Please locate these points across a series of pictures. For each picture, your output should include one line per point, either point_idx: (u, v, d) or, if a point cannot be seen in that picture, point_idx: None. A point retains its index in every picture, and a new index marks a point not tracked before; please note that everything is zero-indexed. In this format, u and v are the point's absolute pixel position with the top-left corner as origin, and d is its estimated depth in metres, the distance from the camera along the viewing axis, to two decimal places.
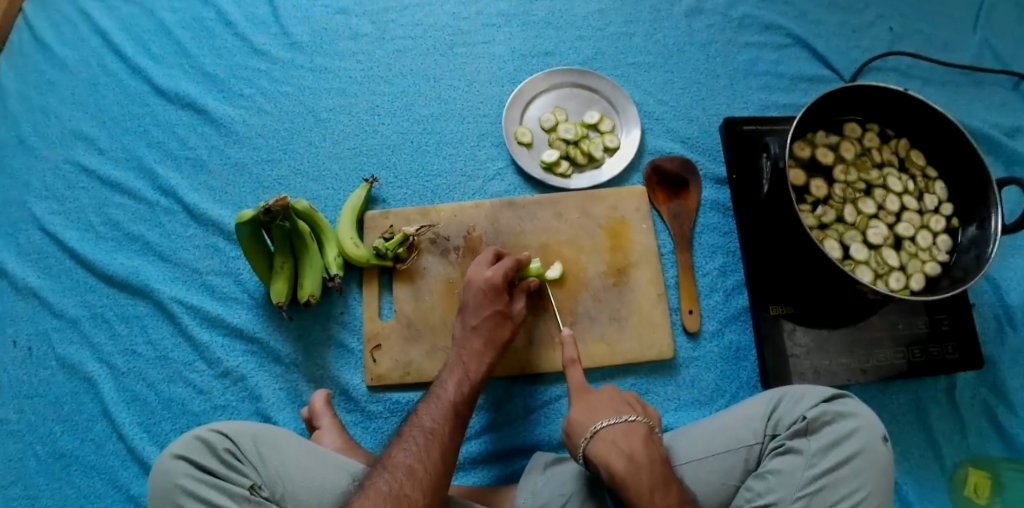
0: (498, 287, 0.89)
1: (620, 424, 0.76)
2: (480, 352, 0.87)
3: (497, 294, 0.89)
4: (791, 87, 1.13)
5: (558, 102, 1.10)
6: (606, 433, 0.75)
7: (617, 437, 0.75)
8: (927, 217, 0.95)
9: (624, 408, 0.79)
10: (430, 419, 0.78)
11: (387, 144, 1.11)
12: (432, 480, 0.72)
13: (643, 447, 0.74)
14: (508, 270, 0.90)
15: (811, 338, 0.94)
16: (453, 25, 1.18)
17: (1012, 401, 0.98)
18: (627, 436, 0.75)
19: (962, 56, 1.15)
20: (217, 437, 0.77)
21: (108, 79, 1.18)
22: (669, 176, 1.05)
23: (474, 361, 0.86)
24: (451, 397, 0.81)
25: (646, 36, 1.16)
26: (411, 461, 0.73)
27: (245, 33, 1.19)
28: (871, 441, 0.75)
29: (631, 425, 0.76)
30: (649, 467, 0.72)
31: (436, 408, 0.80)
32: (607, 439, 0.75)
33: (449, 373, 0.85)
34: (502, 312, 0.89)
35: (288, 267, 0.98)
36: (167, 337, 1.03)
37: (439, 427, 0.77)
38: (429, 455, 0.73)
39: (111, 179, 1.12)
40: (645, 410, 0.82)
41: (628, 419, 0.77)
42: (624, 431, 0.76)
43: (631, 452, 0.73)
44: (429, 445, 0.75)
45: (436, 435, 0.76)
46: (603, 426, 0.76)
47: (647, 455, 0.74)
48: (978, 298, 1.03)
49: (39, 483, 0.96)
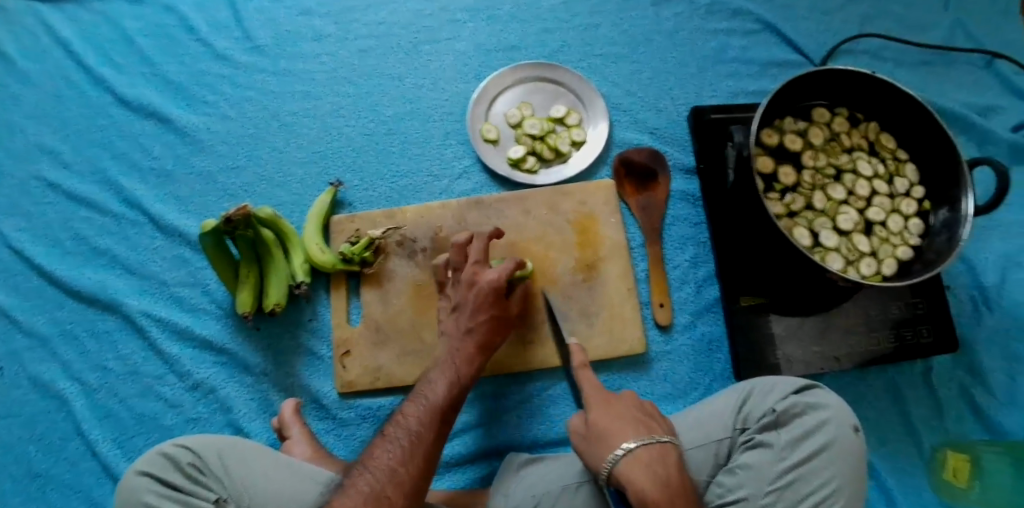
0: (495, 291, 0.85)
1: (653, 444, 0.68)
2: (471, 354, 0.83)
3: (495, 299, 0.86)
4: (760, 73, 1.11)
5: (524, 97, 1.09)
6: (640, 454, 0.67)
7: (652, 460, 0.67)
8: (898, 201, 0.94)
9: (648, 426, 0.71)
10: (415, 419, 0.75)
11: (352, 146, 1.09)
12: (415, 485, 0.69)
13: (675, 471, 0.67)
14: (510, 270, 0.88)
15: (782, 327, 0.93)
16: (417, 22, 1.16)
17: (989, 382, 0.98)
18: (661, 461, 0.67)
19: (933, 36, 1.14)
20: (181, 452, 0.75)
21: (71, 91, 1.16)
22: (637, 169, 1.04)
23: (465, 363, 0.82)
24: (439, 398, 0.77)
25: (612, 27, 1.14)
26: (393, 464, 0.70)
27: (207, 38, 1.17)
28: (842, 431, 0.73)
29: (664, 447, 0.69)
30: (683, 495, 0.65)
31: (422, 408, 0.76)
32: (640, 461, 0.67)
33: (436, 372, 0.81)
34: (497, 316, 0.86)
35: (253, 276, 0.96)
36: (137, 352, 1.02)
37: (426, 428, 0.74)
38: (414, 457, 0.71)
39: (77, 193, 1.10)
40: (665, 423, 0.74)
41: (660, 440, 0.69)
42: (658, 453, 0.68)
43: (667, 477, 0.66)
44: (415, 448, 0.72)
45: (421, 436, 0.73)
46: (636, 447, 0.68)
47: (679, 481, 0.66)
48: (953, 280, 1.02)
49: (14, 504, 0.95)
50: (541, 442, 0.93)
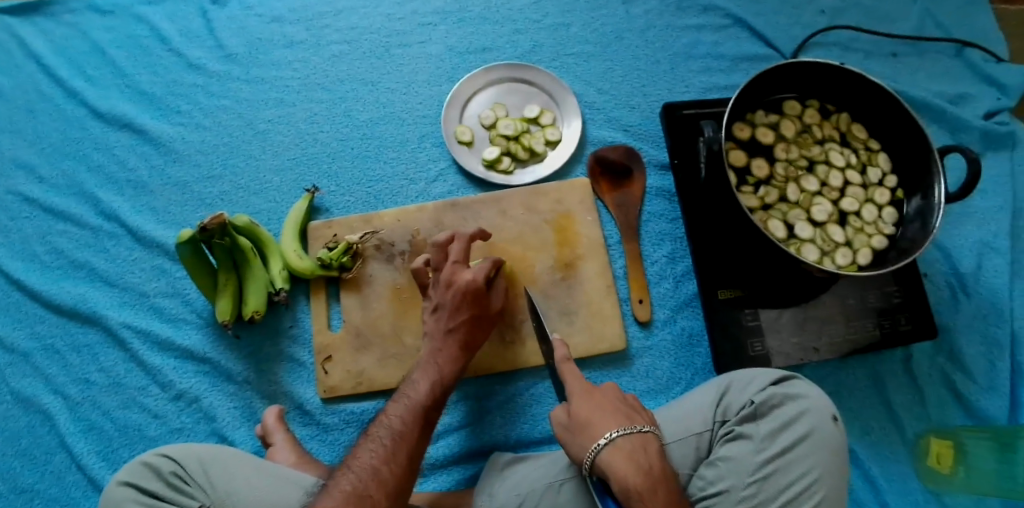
0: (479, 288, 0.86)
1: (634, 433, 0.69)
2: (452, 352, 0.85)
3: (475, 298, 0.86)
4: (732, 68, 1.12)
5: (498, 99, 1.09)
6: (621, 443, 0.68)
7: (634, 449, 0.67)
8: (872, 191, 0.94)
9: (631, 416, 0.72)
10: (396, 418, 0.76)
11: (327, 152, 1.09)
12: (397, 482, 0.70)
13: (657, 460, 0.68)
14: (487, 270, 0.88)
15: (761, 319, 0.93)
16: (389, 26, 1.16)
17: (970, 367, 0.98)
18: (643, 449, 0.68)
19: (902, 26, 1.14)
20: (163, 461, 0.75)
21: (45, 104, 1.16)
22: (613, 166, 1.04)
23: (447, 363, 0.84)
24: (421, 397, 0.79)
25: (584, 26, 1.15)
26: (375, 463, 0.71)
27: (180, 48, 1.17)
28: (820, 422, 0.73)
29: (645, 436, 0.69)
30: (664, 483, 0.66)
31: (404, 408, 0.78)
32: (622, 451, 0.67)
33: (419, 373, 0.83)
34: (476, 314, 0.87)
35: (232, 284, 0.96)
36: (118, 363, 1.01)
37: (408, 427, 0.75)
38: (396, 455, 0.72)
39: (53, 207, 1.10)
40: (647, 415, 0.74)
41: (642, 429, 0.70)
42: (639, 441, 0.68)
43: (648, 465, 0.66)
44: (397, 446, 0.73)
45: (403, 435, 0.74)
46: (618, 436, 0.68)
47: (661, 469, 0.67)
48: (929, 267, 1.03)
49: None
50: (526, 441, 0.93)
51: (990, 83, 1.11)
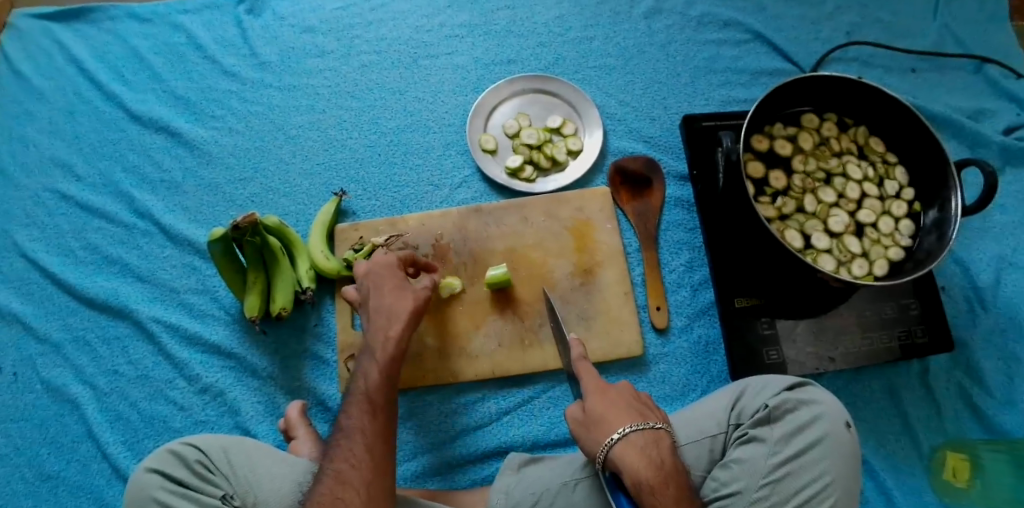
0: (393, 264, 0.89)
1: (648, 429, 0.71)
2: (384, 329, 0.82)
3: (391, 269, 0.88)
4: (751, 82, 1.14)
5: (522, 109, 1.12)
6: (635, 438, 0.70)
7: (648, 445, 0.70)
8: (889, 203, 0.95)
9: (646, 414, 0.73)
10: (347, 418, 0.75)
11: (355, 157, 1.13)
12: (364, 477, 0.70)
13: (669, 456, 0.70)
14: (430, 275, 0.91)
15: (777, 328, 0.95)
16: (417, 38, 1.20)
17: (987, 382, 0.98)
18: (656, 444, 0.70)
19: (923, 42, 1.16)
20: (190, 450, 0.77)
21: (84, 107, 1.22)
22: (633, 176, 1.07)
23: (380, 344, 0.81)
24: (364, 389, 0.77)
25: (606, 39, 1.18)
26: (342, 468, 0.71)
27: (215, 55, 1.23)
28: (834, 427, 0.74)
29: (658, 433, 0.71)
30: (675, 478, 0.68)
31: (353, 404, 0.77)
32: (634, 446, 0.69)
33: (361, 363, 0.81)
34: (396, 284, 0.87)
35: (260, 282, 0.99)
36: (147, 357, 1.05)
37: (359, 423, 0.74)
38: (355, 453, 0.72)
39: (90, 205, 1.15)
40: (660, 413, 0.76)
41: (656, 426, 0.72)
42: (653, 438, 0.71)
43: (660, 460, 0.69)
44: (352, 443, 0.73)
45: (359, 432, 0.74)
46: (633, 431, 0.70)
47: (671, 464, 0.69)
48: (948, 281, 1.03)
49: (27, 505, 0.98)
50: (542, 442, 0.94)
51: (1011, 99, 1.12)
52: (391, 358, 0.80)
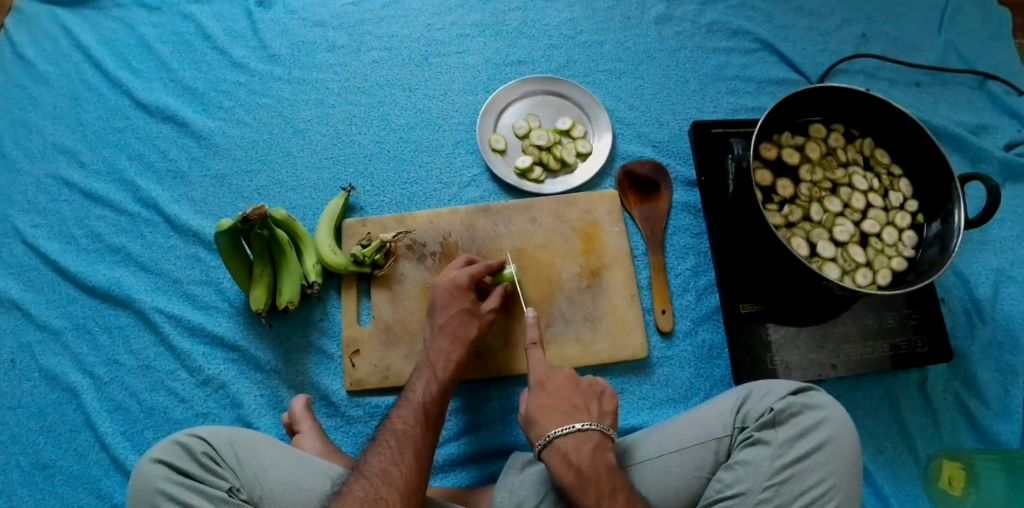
0: (464, 286, 0.91)
1: (572, 432, 0.75)
2: (447, 351, 0.87)
3: (460, 293, 0.91)
4: (758, 91, 1.16)
5: (531, 110, 1.13)
6: (560, 443, 0.75)
7: (569, 449, 0.75)
8: (893, 214, 0.97)
9: (576, 415, 0.78)
10: (399, 422, 0.79)
11: (364, 153, 1.13)
12: (408, 480, 0.73)
13: (590, 457, 0.75)
14: (477, 272, 0.92)
15: (781, 335, 0.96)
16: (429, 36, 1.21)
17: (983, 393, 1.00)
18: (578, 448, 0.75)
19: (928, 57, 1.18)
20: (196, 441, 0.76)
21: (89, 93, 1.21)
22: (641, 180, 1.08)
23: (440, 359, 0.87)
24: (421, 398, 0.81)
25: (616, 43, 1.19)
26: (385, 466, 0.73)
27: (224, 46, 1.22)
28: (838, 432, 0.75)
29: (583, 434, 0.76)
30: (595, 480, 0.73)
31: (406, 410, 0.80)
32: (558, 450, 0.75)
33: (418, 375, 0.86)
34: (466, 310, 0.90)
35: (267, 274, 0.99)
36: (149, 347, 1.04)
37: (411, 428, 0.78)
38: (403, 456, 0.74)
39: (93, 192, 1.14)
40: (599, 407, 0.80)
41: (581, 428, 0.76)
42: (576, 441, 0.75)
43: (579, 464, 0.74)
44: (402, 446, 0.76)
45: (409, 438, 0.77)
46: (559, 436, 0.75)
47: (594, 466, 0.74)
48: (947, 292, 1.05)
49: (22, 494, 0.97)
50: None
51: (1012, 116, 1.14)
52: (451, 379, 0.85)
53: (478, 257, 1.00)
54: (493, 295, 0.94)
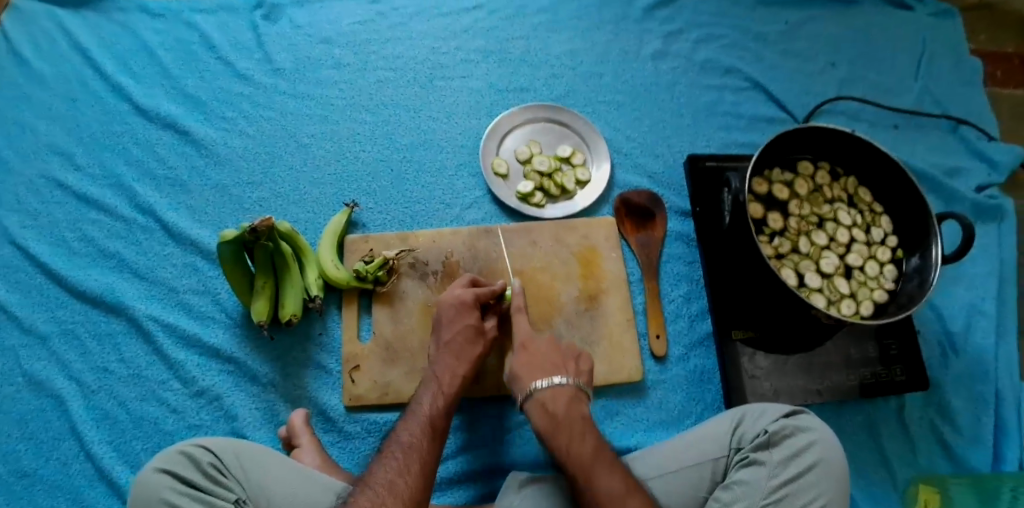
0: (468, 303, 0.94)
1: (551, 386, 0.85)
2: (453, 367, 0.89)
3: (466, 309, 0.94)
4: (748, 127, 1.21)
5: (533, 136, 1.17)
6: (540, 396, 0.84)
7: (547, 400, 0.84)
8: (874, 249, 1.03)
9: (556, 370, 0.87)
10: (406, 434, 0.80)
11: (367, 170, 1.15)
12: (414, 493, 0.73)
13: (565, 406, 0.83)
14: (480, 293, 0.95)
15: (770, 361, 1.00)
16: (434, 59, 1.24)
17: (957, 421, 1.05)
18: (555, 397, 0.84)
19: (905, 102, 1.25)
20: (201, 452, 0.76)
21: (88, 96, 1.21)
22: (637, 208, 1.12)
23: (447, 374, 0.88)
24: (427, 411, 0.83)
25: (615, 76, 1.24)
26: (391, 477, 0.74)
27: (229, 57, 1.24)
28: (828, 454, 0.79)
29: (560, 388, 0.85)
30: (567, 424, 0.81)
31: (413, 422, 0.81)
32: (537, 400, 0.84)
33: (425, 390, 0.87)
34: (472, 326, 0.93)
35: (269, 286, 0.99)
36: (140, 355, 1.02)
37: (417, 440, 0.79)
38: (409, 468, 0.75)
39: (88, 196, 1.13)
40: (576, 366, 0.89)
41: (559, 381, 0.85)
42: (554, 393, 0.84)
43: (555, 412, 0.82)
44: (408, 457, 0.77)
45: (415, 449, 0.78)
46: (539, 388, 0.85)
47: (568, 413, 0.82)
48: (923, 324, 1.10)
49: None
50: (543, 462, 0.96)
51: (983, 160, 1.21)
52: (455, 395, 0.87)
53: (482, 278, 1.02)
54: (493, 313, 0.97)
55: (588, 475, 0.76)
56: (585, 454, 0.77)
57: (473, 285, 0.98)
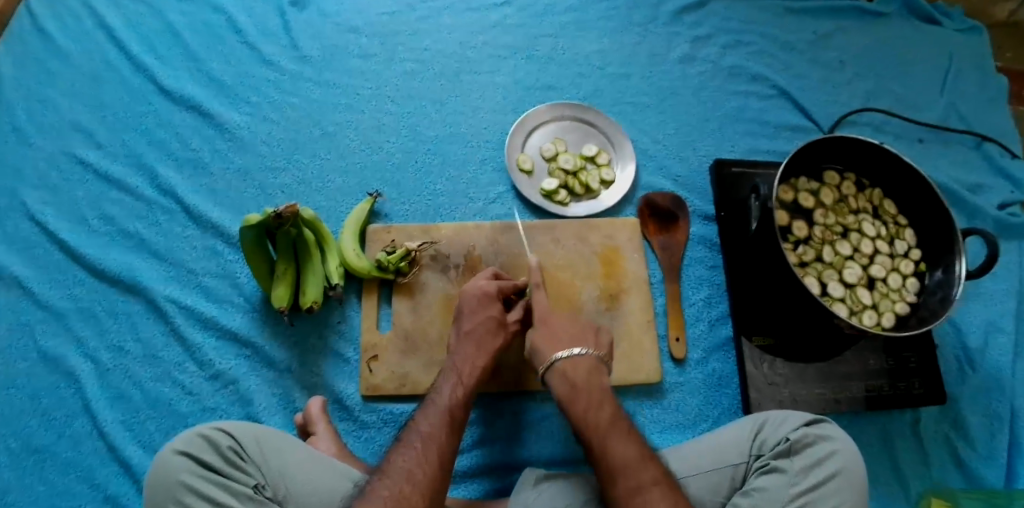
0: (491, 295, 0.94)
1: (571, 356, 0.84)
2: (474, 357, 0.89)
3: (489, 301, 0.93)
4: (774, 134, 1.21)
5: (559, 134, 1.17)
6: (561, 365, 0.84)
7: (568, 370, 0.83)
8: (898, 261, 1.03)
9: (576, 339, 0.86)
10: (425, 424, 0.79)
11: (391, 161, 1.15)
12: (431, 483, 0.73)
13: (585, 375, 0.83)
14: (503, 285, 0.95)
15: (790, 368, 1.00)
16: (461, 53, 1.24)
17: (972, 436, 1.03)
18: (575, 367, 0.83)
19: (931, 116, 1.25)
20: (220, 435, 0.76)
21: (114, 76, 1.21)
22: (660, 210, 1.12)
23: (467, 364, 0.88)
24: (446, 402, 0.82)
25: (642, 78, 1.24)
26: (409, 467, 0.74)
27: (255, 42, 1.23)
28: (850, 464, 0.78)
29: (580, 358, 0.84)
30: (586, 392, 0.81)
31: (432, 411, 0.81)
32: (557, 370, 0.83)
33: (444, 379, 0.86)
34: (494, 318, 0.92)
35: (289, 272, 0.98)
36: (156, 336, 1.01)
37: (436, 431, 0.78)
38: (428, 458, 0.75)
39: (110, 174, 1.12)
40: (597, 339, 0.89)
41: (580, 352, 0.85)
42: (574, 363, 0.84)
43: (575, 381, 0.82)
44: (427, 448, 0.76)
45: (433, 439, 0.77)
46: (560, 358, 0.84)
47: (587, 382, 0.82)
48: (941, 338, 1.10)
49: (7, 479, 0.91)
50: (558, 460, 0.96)
51: (1006, 177, 1.21)
52: (475, 387, 0.86)
53: (504, 272, 1.02)
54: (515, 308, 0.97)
55: (603, 437, 0.76)
56: (604, 421, 0.78)
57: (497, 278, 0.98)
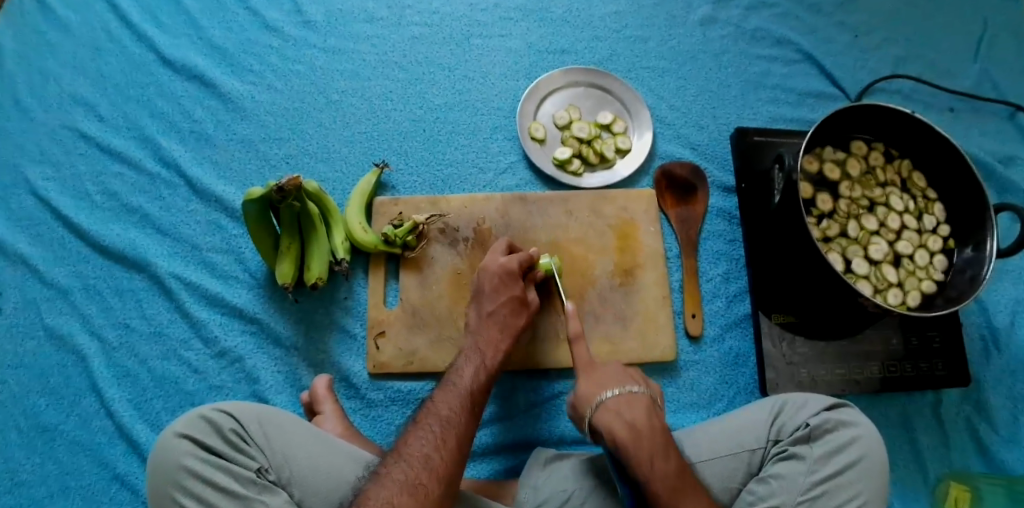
0: (506, 271, 0.90)
1: (622, 395, 0.78)
2: (497, 339, 0.86)
3: (510, 281, 0.90)
4: (798, 102, 1.15)
5: (572, 101, 1.12)
6: (612, 404, 0.77)
7: (622, 409, 0.76)
8: (926, 237, 0.98)
9: (626, 379, 0.80)
10: (446, 408, 0.76)
11: (399, 130, 1.10)
12: (447, 470, 0.70)
13: (644, 416, 0.76)
14: (522, 261, 0.92)
15: (810, 348, 0.97)
16: (471, 16, 1.18)
17: (994, 419, 1.00)
18: (631, 406, 0.77)
19: (963, 84, 1.19)
20: (224, 417, 0.73)
21: (112, 45, 1.15)
22: (679, 182, 1.07)
23: (490, 349, 0.85)
24: (467, 385, 0.80)
25: (660, 42, 1.18)
26: (427, 450, 0.71)
27: (257, 7, 1.17)
28: (871, 451, 0.75)
29: (634, 397, 0.78)
30: (650, 435, 0.74)
31: (452, 394, 0.78)
32: (610, 410, 0.77)
33: (464, 361, 0.84)
34: (516, 299, 0.89)
35: (294, 249, 0.95)
36: (162, 313, 0.99)
37: (456, 415, 0.76)
38: (446, 443, 0.72)
39: (109, 147, 1.08)
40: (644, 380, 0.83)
41: (631, 391, 0.78)
42: (627, 403, 0.77)
43: (633, 420, 0.75)
44: (446, 432, 0.73)
45: (453, 426, 0.74)
46: (609, 397, 0.78)
47: (648, 425, 0.75)
48: (966, 318, 1.06)
49: (17, 458, 0.90)
50: (569, 439, 0.94)
51: None
52: (491, 372, 0.83)
53: (516, 245, 0.99)
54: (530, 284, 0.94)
55: (673, 491, 0.71)
56: (672, 472, 0.72)
57: (510, 251, 0.95)
